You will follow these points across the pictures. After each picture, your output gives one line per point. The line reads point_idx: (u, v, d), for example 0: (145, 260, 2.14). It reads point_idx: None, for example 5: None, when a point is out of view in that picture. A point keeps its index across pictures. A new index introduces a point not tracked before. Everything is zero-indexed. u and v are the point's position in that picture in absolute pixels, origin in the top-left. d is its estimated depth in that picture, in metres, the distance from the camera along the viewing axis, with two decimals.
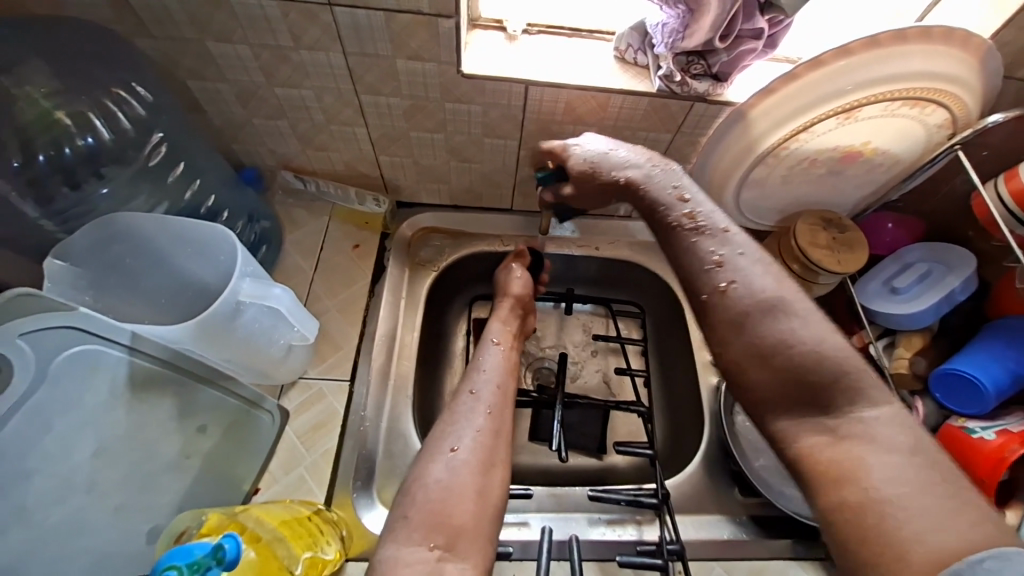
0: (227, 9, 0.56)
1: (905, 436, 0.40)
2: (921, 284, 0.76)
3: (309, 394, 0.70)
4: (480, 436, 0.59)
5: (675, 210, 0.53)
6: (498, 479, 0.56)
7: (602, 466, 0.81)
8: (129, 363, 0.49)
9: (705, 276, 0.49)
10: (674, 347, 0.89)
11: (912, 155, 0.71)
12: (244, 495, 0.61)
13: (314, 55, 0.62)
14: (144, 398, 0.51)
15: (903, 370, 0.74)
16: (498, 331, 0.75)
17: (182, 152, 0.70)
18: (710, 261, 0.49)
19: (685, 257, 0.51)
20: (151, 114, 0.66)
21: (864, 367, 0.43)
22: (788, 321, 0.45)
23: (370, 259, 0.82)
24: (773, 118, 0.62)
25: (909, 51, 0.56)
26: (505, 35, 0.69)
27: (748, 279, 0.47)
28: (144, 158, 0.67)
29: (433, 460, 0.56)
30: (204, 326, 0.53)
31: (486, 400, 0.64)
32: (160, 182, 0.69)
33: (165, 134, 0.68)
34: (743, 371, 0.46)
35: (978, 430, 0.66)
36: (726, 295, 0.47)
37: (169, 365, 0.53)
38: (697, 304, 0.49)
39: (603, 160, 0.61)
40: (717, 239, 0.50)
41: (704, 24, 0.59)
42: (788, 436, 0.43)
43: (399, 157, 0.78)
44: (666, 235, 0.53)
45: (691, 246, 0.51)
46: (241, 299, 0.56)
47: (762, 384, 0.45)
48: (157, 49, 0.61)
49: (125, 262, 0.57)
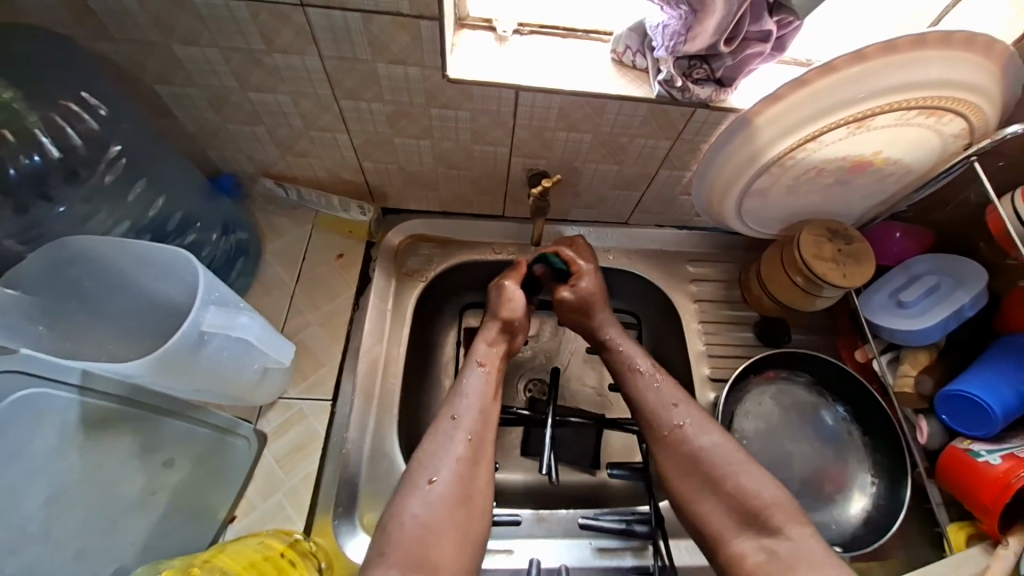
0: (192, 10, 0.53)
1: (820, 549, 0.53)
2: (929, 298, 0.73)
3: (290, 414, 0.67)
4: (457, 467, 0.62)
5: (639, 359, 0.72)
6: (477, 512, 0.60)
7: (595, 483, 0.79)
8: (80, 404, 0.47)
9: (665, 417, 0.66)
10: (672, 359, 0.86)
11: (925, 165, 0.67)
12: (218, 524, 0.59)
13: (288, 59, 0.58)
14: (101, 437, 0.49)
15: (907, 389, 0.72)
16: (484, 354, 0.73)
17: (143, 168, 0.66)
18: (668, 403, 0.67)
19: (649, 399, 0.68)
20: (105, 128, 0.61)
21: (786, 503, 0.57)
22: (731, 462, 0.61)
23: (355, 270, 0.78)
24: (780, 126, 0.57)
25: (926, 58, 0.52)
26: (495, 36, 0.64)
27: (698, 424, 0.65)
28: (97, 175, 0.62)
29: (412, 495, 0.59)
30: (162, 363, 0.50)
31: (467, 427, 0.65)
32: (119, 201, 0.64)
33: (124, 147, 0.63)
34: (696, 502, 0.62)
35: (983, 454, 0.63)
36: (682, 432, 0.65)
37: (128, 401, 0.51)
38: (659, 438, 0.66)
39: (587, 299, 0.75)
40: (672, 389, 0.68)
41: (708, 26, 0.55)
42: (739, 559, 0.57)
43: (384, 164, 0.74)
44: (634, 381, 0.70)
45: (652, 390, 0.69)
46: (205, 330, 0.53)
47: (712, 509, 0.60)
48: (120, 53, 0.57)
49: (84, 287, 0.55)
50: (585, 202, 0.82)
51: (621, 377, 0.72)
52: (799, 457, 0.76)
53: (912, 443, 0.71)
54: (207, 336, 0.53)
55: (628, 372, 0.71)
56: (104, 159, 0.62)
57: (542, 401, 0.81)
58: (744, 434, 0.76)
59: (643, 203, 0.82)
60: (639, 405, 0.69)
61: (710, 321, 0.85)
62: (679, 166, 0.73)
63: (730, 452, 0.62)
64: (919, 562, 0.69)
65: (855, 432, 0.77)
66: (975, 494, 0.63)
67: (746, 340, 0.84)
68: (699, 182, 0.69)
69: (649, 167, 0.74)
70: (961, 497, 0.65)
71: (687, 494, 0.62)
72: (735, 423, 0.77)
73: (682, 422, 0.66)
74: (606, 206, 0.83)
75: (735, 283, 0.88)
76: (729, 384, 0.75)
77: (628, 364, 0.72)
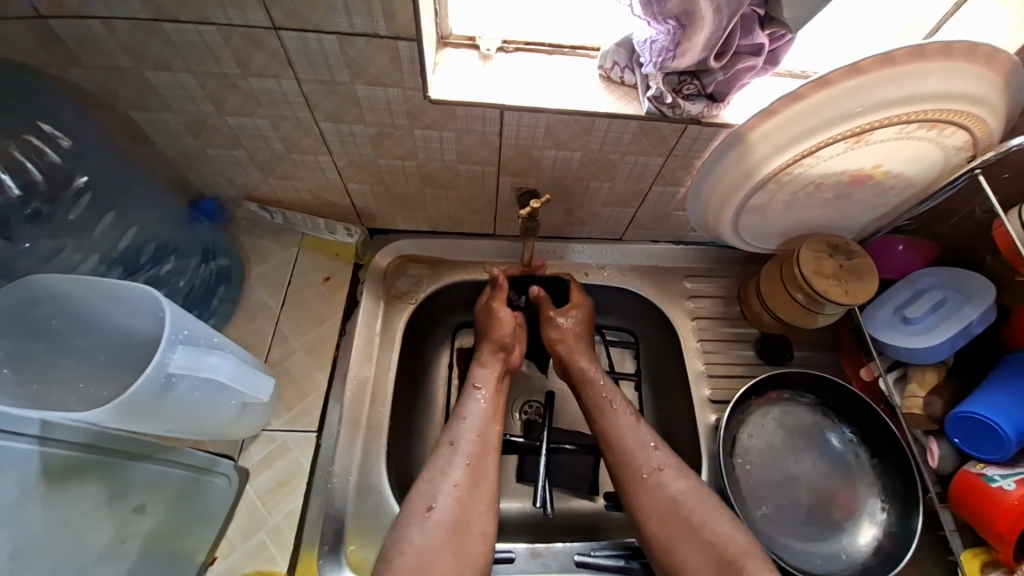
0: (162, 36, 0.51)
1: None
2: (935, 314, 0.70)
3: (272, 447, 0.65)
4: (457, 492, 0.60)
5: (620, 396, 0.72)
6: (478, 537, 0.59)
7: (593, 511, 0.76)
8: (41, 454, 0.46)
9: (645, 460, 0.66)
10: (671, 379, 0.83)
11: (927, 178, 0.65)
12: (197, 568, 0.57)
13: (265, 82, 0.56)
14: (64, 488, 0.48)
15: (915, 411, 0.69)
16: (482, 376, 0.71)
17: (110, 200, 0.66)
18: (648, 445, 0.67)
19: (630, 439, 0.67)
20: (69, 161, 0.63)
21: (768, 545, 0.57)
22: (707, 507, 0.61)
23: (342, 293, 0.76)
24: (776, 141, 0.55)
25: (926, 70, 0.50)
26: (478, 54, 0.62)
27: (675, 469, 0.65)
28: (63, 212, 0.63)
29: (411, 523, 0.58)
30: (127, 408, 0.48)
31: (466, 451, 0.63)
32: (87, 234, 0.64)
33: (89, 178, 0.65)
34: (684, 540, 0.60)
35: (998, 479, 0.60)
36: (662, 475, 0.64)
37: (94, 448, 0.51)
38: (638, 480, 0.65)
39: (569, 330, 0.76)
40: (649, 431, 0.68)
41: (697, 41, 0.53)
42: None
43: (369, 185, 0.72)
44: (613, 416, 0.70)
45: (636, 428, 0.68)
46: (172, 370, 0.51)
47: (693, 552, 0.59)
48: (93, 80, 0.56)
49: (50, 324, 0.54)
50: (578, 219, 0.80)
51: (597, 412, 0.71)
52: (804, 482, 0.73)
53: (923, 467, 0.68)
54: (176, 377, 0.52)
55: (605, 411, 0.70)
56: (68, 193, 0.63)
57: (538, 424, 0.78)
58: (747, 461, 0.73)
59: (637, 220, 0.80)
60: (616, 445, 0.68)
61: (710, 339, 0.82)
62: (672, 181, 0.71)
63: (705, 498, 0.62)
64: None
65: (864, 455, 0.74)
66: (989, 524, 0.60)
67: (747, 359, 0.81)
68: (693, 199, 0.66)
69: (642, 183, 0.72)
70: (974, 524, 0.61)
71: (668, 532, 0.61)
72: (737, 450, 0.74)
73: (661, 465, 0.65)
74: (599, 223, 0.81)
75: (733, 298, 0.85)
76: (730, 406, 0.72)
77: (606, 401, 0.71)
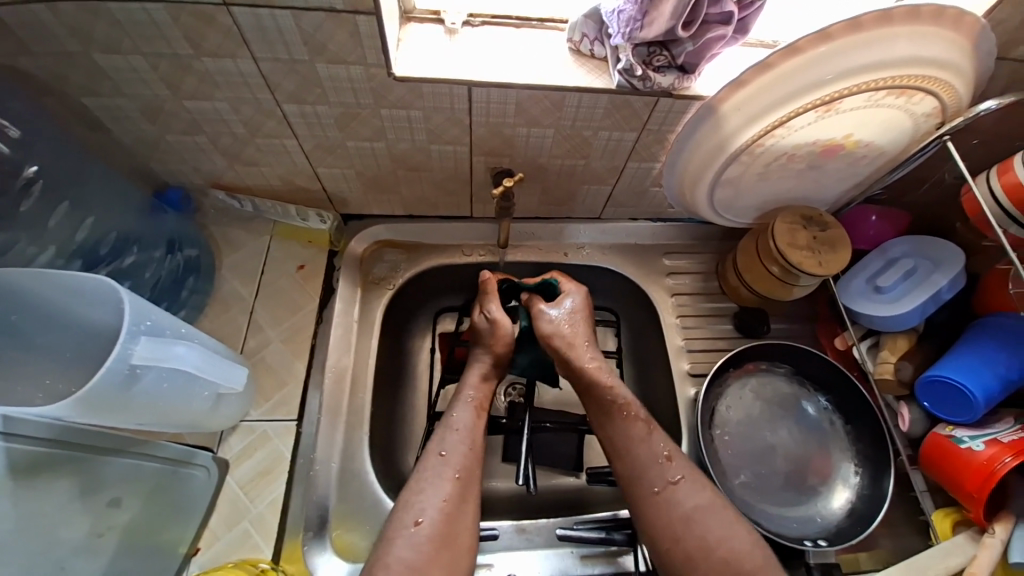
0: (108, 17, 0.49)
1: None
2: (906, 282, 0.71)
3: (252, 437, 0.65)
4: (445, 506, 0.59)
5: (628, 397, 0.67)
6: (465, 550, 0.58)
7: (578, 486, 0.77)
8: (7, 451, 0.44)
9: (660, 474, 0.63)
10: (652, 356, 0.84)
11: (898, 146, 0.65)
12: (181, 558, 0.58)
13: (220, 63, 0.54)
14: (33, 483, 0.47)
15: (887, 375, 0.71)
16: (471, 385, 0.69)
17: (64, 190, 0.63)
18: (662, 456, 0.64)
19: (644, 451, 0.64)
20: (17, 151, 0.58)
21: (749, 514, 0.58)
22: (722, 522, 0.60)
23: (317, 281, 0.75)
24: (748, 112, 0.55)
25: (894, 34, 0.49)
26: (444, 29, 0.61)
27: (693, 481, 0.62)
28: (14, 203, 0.58)
29: (397, 536, 0.56)
30: (91, 403, 0.48)
31: (456, 463, 0.62)
32: (39, 227, 0.61)
33: (41, 167, 0.60)
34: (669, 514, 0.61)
35: (966, 441, 0.62)
36: (676, 490, 0.62)
37: (61, 444, 0.49)
38: (650, 495, 0.62)
39: (579, 323, 0.72)
40: (666, 438, 0.65)
41: (664, 10, 0.53)
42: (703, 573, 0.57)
43: (339, 169, 0.70)
44: (620, 419, 0.66)
45: (648, 440, 0.65)
46: (135, 362, 0.51)
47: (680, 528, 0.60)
48: (42, 67, 0.54)
49: (9, 320, 0.53)
50: (555, 199, 0.80)
51: (608, 414, 0.66)
52: (781, 449, 0.75)
53: (894, 431, 0.70)
54: (140, 370, 0.51)
55: (622, 418, 0.66)
56: (17, 184, 0.58)
57: (521, 404, 0.78)
58: (726, 433, 0.74)
59: (614, 197, 0.79)
60: (627, 456, 0.64)
61: (690, 315, 0.83)
62: (647, 157, 0.71)
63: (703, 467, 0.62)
64: (907, 552, 0.69)
65: (838, 422, 0.76)
66: (960, 484, 0.61)
67: (726, 332, 0.82)
68: (669, 173, 0.66)
69: (616, 160, 0.71)
70: (946, 486, 0.63)
71: (668, 519, 0.60)
72: (715, 422, 0.75)
73: (677, 479, 0.62)
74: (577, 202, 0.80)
75: (712, 274, 0.86)
76: (707, 380, 0.73)
77: (623, 405, 0.66)
